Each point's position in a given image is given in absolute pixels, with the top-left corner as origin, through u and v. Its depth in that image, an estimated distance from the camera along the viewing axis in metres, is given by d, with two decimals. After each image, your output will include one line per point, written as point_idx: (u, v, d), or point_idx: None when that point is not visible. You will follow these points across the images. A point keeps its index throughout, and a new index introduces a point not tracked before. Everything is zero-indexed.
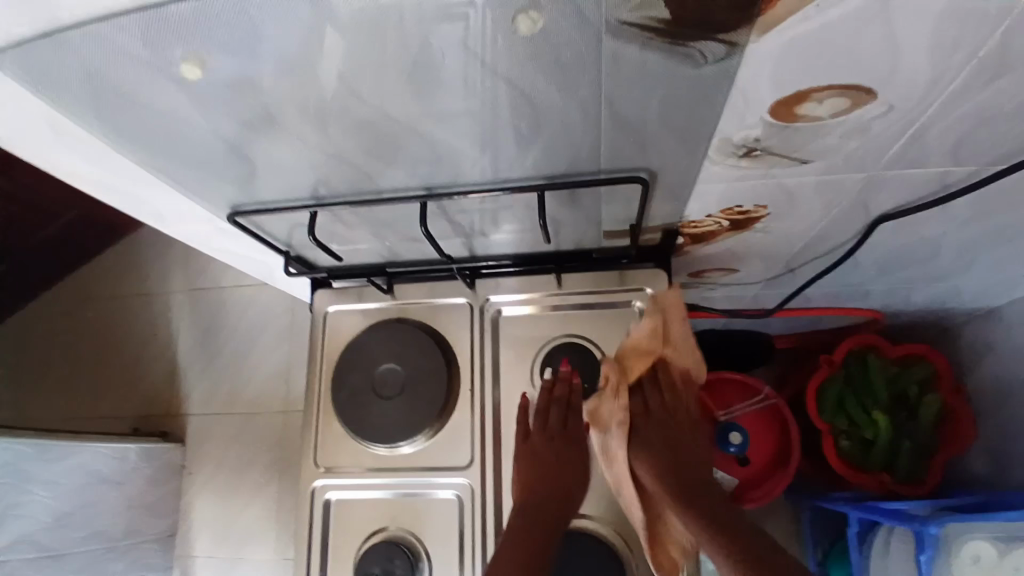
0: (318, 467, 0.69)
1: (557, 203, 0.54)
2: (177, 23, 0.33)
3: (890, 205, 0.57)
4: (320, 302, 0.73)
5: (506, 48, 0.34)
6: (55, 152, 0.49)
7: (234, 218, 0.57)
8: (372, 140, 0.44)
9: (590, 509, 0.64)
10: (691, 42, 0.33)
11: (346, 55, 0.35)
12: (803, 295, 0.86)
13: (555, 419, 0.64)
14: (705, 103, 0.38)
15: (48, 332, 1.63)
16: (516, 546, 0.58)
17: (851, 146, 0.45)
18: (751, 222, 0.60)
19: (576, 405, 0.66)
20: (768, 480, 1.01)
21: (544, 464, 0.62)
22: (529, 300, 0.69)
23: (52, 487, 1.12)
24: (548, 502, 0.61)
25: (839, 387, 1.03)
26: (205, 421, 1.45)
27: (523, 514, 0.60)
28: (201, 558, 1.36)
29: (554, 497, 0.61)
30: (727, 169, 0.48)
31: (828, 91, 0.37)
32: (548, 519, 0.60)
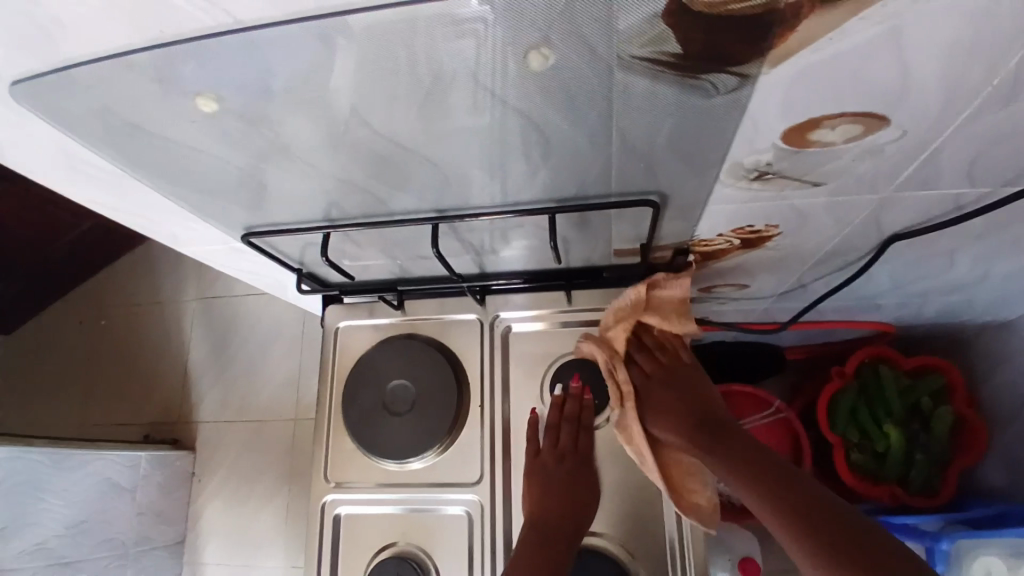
0: (329, 483, 0.69)
1: (567, 223, 0.55)
2: (190, 60, 0.33)
3: (903, 224, 0.56)
4: (331, 318, 0.74)
5: (515, 81, 0.35)
6: (74, 178, 0.50)
7: (247, 239, 0.57)
8: (384, 166, 0.45)
9: (601, 526, 0.63)
10: (704, 75, 0.33)
11: (356, 87, 0.36)
12: (814, 308, 0.86)
13: (565, 436, 0.64)
14: (715, 131, 0.38)
15: (62, 340, 1.65)
16: (527, 562, 0.58)
17: (863, 169, 0.44)
18: (762, 240, 0.60)
19: (587, 422, 0.66)
20: None
21: (553, 483, 0.62)
22: (540, 316, 0.69)
23: (66, 495, 1.13)
24: (559, 522, 0.60)
25: (852, 398, 1.01)
26: (216, 429, 1.46)
27: (534, 534, 0.60)
28: (211, 566, 1.37)
29: (566, 516, 0.61)
30: (738, 191, 0.47)
31: (840, 118, 0.37)
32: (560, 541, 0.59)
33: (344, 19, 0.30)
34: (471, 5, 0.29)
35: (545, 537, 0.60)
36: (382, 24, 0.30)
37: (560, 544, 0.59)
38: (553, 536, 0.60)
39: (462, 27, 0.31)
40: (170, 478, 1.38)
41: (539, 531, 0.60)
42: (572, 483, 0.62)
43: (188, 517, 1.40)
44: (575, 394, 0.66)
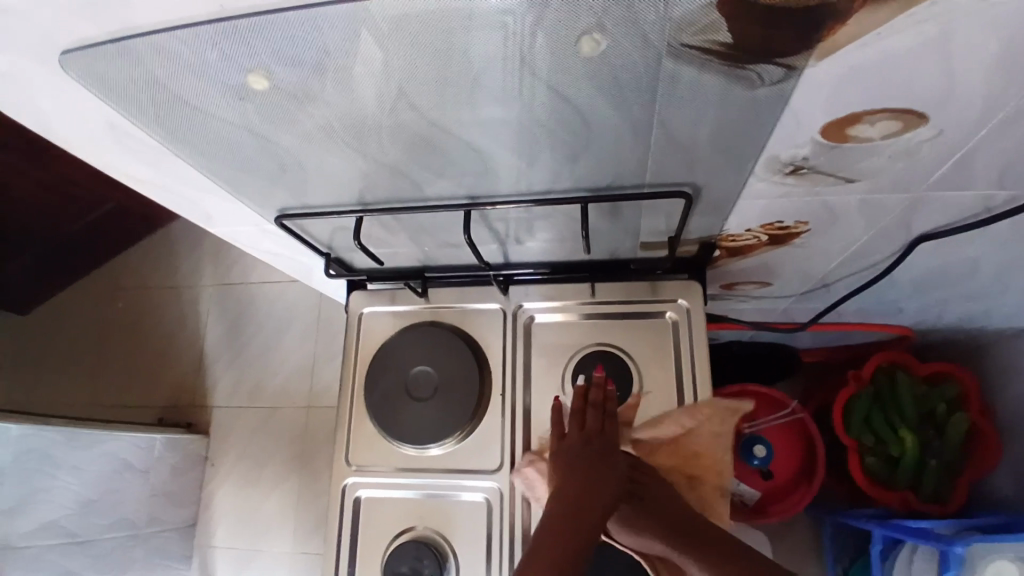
0: (349, 465, 0.70)
1: (598, 213, 0.55)
2: (245, 36, 0.34)
3: (931, 226, 0.56)
4: (355, 303, 0.75)
5: (565, 66, 0.35)
6: (115, 153, 0.51)
7: (280, 220, 0.58)
8: (423, 150, 0.45)
9: None
10: (750, 65, 0.33)
11: (404, 67, 0.36)
12: (835, 310, 0.86)
13: (591, 421, 0.60)
14: (757, 124, 0.39)
15: (79, 321, 1.67)
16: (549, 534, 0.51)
17: (898, 169, 0.45)
18: (789, 238, 0.60)
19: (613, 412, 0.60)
20: (796, 492, 1.01)
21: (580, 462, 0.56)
22: (564, 307, 0.70)
23: (80, 474, 1.14)
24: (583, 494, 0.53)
25: (866, 402, 1.02)
26: (229, 414, 1.47)
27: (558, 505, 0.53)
28: (220, 549, 1.38)
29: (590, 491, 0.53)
30: (772, 186, 0.48)
31: (880, 115, 0.37)
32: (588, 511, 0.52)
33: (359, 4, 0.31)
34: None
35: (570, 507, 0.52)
36: (414, 6, 0.31)
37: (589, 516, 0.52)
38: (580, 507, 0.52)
39: (485, 12, 0.31)
40: (183, 460, 1.39)
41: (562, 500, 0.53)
42: (598, 460, 0.56)
43: (200, 499, 1.42)
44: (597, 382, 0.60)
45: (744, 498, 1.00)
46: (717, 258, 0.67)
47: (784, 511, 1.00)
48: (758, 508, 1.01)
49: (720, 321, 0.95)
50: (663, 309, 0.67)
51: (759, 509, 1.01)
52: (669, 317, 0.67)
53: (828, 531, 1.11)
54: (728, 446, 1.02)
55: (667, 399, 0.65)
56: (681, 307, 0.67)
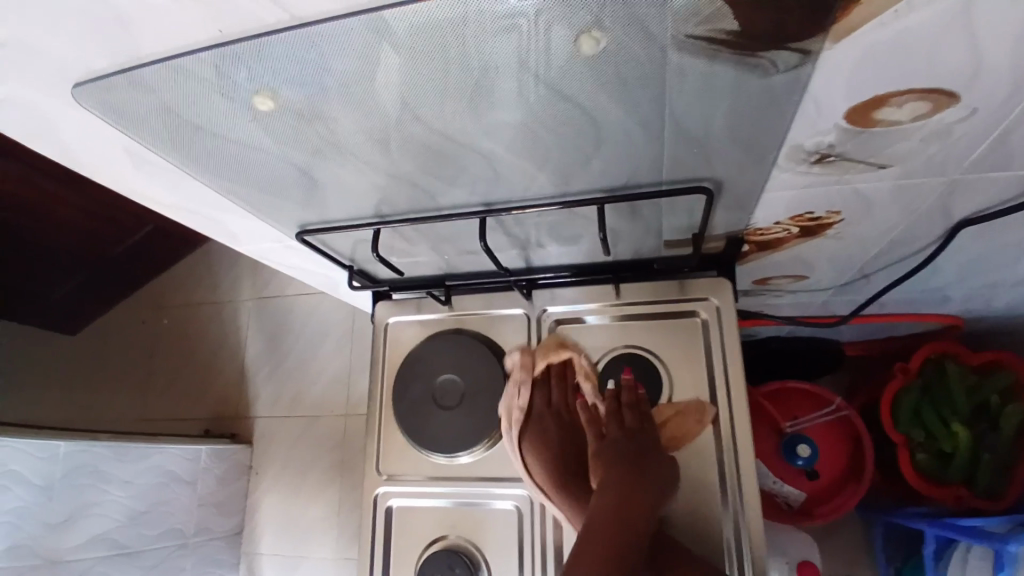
0: (380, 475, 0.70)
1: (617, 213, 0.53)
2: (247, 58, 0.34)
3: (973, 209, 0.53)
4: (381, 314, 0.75)
5: (568, 65, 0.34)
6: (137, 178, 0.52)
7: (302, 236, 0.59)
8: (433, 159, 0.45)
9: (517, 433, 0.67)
10: (762, 52, 0.32)
11: (404, 78, 0.36)
12: (877, 302, 0.82)
13: (628, 420, 0.62)
14: (775, 113, 0.37)
15: (128, 339, 1.74)
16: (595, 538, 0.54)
17: (932, 150, 0.42)
18: (822, 229, 0.57)
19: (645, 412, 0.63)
20: (841, 492, 0.97)
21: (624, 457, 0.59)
22: (592, 310, 0.68)
23: (128, 487, 1.18)
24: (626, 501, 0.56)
25: (915, 396, 0.97)
26: (271, 424, 1.51)
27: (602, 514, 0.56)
28: (266, 556, 1.42)
29: (633, 499, 0.56)
30: (797, 176, 0.46)
31: (906, 96, 0.35)
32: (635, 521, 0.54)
33: (376, 16, 0.31)
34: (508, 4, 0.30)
35: (615, 513, 0.55)
36: (413, 17, 0.31)
37: (635, 519, 0.55)
38: (628, 513, 0.55)
39: (498, 19, 0.31)
40: (229, 470, 1.43)
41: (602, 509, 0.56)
42: (636, 457, 0.59)
43: (246, 508, 1.46)
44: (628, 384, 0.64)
45: (788, 500, 0.97)
46: (745, 252, 0.64)
47: (830, 513, 0.96)
48: (802, 509, 0.97)
49: (755, 317, 0.91)
50: (691, 308, 0.65)
51: (804, 511, 0.97)
52: (698, 316, 0.65)
53: (880, 532, 1.07)
54: (769, 445, 0.99)
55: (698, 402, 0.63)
56: (710, 305, 0.64)
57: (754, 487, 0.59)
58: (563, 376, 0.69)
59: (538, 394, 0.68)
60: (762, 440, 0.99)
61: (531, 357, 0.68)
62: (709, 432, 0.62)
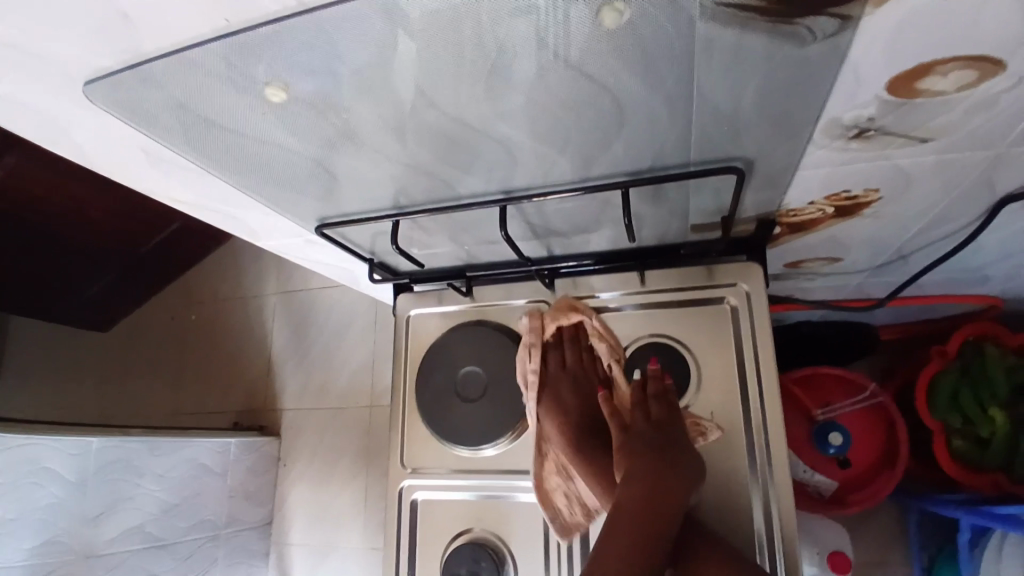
0: (405, 468, 0.70)
1: (640, 197, 0.51)
2: (255, 48, 0.33)
3: (1023, 183, 0.50)
4: (402, 306, 0.74)
5: (590, 41, 0.32)
6: (156, 176, 0.52)
7: (321, 230, 0.58)
8: (449, 147, 0.43)
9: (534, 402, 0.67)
10: (799, 19, 0.29)
11: (417, 63, 0.34)
12: (915, 283, 0.78)
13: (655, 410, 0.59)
14: (812, 84, 0.35)
15: (157, 335, 1.77)
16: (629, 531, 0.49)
17: (982, 120, 0.39)
18: (858, 208, 0.55)
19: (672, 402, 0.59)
20: (877, 479, 0.94)
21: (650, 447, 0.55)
22: (616, 299, 0.67)
23: (160, 481, 1.20)
24: (657, 488, 0.52)
25: (953, 379, 0.93)
26: (298, 416, 1.53)
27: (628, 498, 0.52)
28: (296, 546, 1.44)
29: (664, 486, 0.52)
30: (833, 152, 0.43)
31: (952, 64, 0.32)
32: (664, 509, 0.51)
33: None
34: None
35: (646, 497, 0.52)
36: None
37: (665, 509, 0.51)
38: (657, 500, 0.51)
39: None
40: (258, 462, 1.45)
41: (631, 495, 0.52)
42: (667, 447, 0.55)
43: (276, 498, 1.48)
44: (654, 375, 0.61)
45: (820, 487, 0.94)
46: (776, 235, 0.62)
47: (864, 500, 0.93)
48: (836, 497, 0.95)
49: (787, 301, 0.89)
50: (719, 294, 0.63)
51: (837, 499, 0.94)
52: (727, 302, 0.63)
53: (917, 519, 1.04)
54: (800, 433, 0.96)
55: (727, 392, 0.61)
56: (740, 290, 0.62)
57: (788, 484, 0.56)
58: (576, 340, 0.69)
59: (551, 356, 0.68)
60: (793, 428, 0.97)
61: (540, 321, 0.67)
62: (740, 425, 0.59)
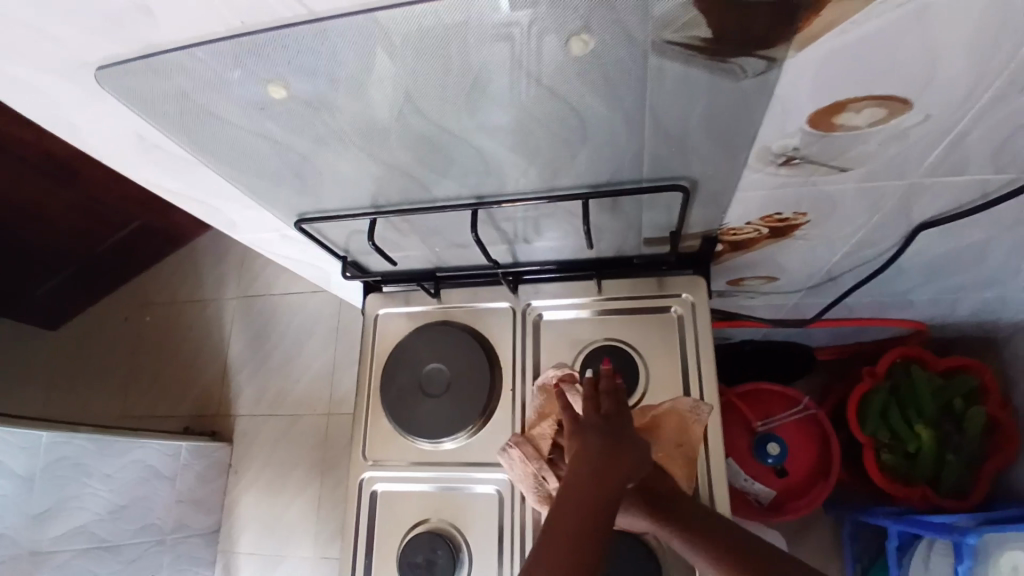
0: (366, 461, 0.72)
1: (599, 208, 0.57)
2: (263, 48, 0.37)
3: (931, 213, 0.57)
4: (371, 305, 0.77)
5: (559, 66, 0.37)
6: (143, 163, 0.54)
7: (299, 224, 0.61)
8: (430, 151, 0.48)
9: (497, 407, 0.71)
10: (731, 58, 0.35)
11: (407, 72, 0.39)
12: (845, 303, 0.86)
13: (607, 403, 0.60)
14: (745, 114, 0.41)
15: (109, 335, 1.73)
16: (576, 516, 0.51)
17: (891, 153, 0.46)
18: (790, 230, 0.61)
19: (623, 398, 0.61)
20: (812, 489, 1.00)
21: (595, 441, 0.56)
22: (575, 305, 0.72)
23: (109, 481, 1.17)
24: (604, 478, 0.54)
25: (883, 397, 1.01)
26: (253, 422, 1.51)
27: (577, 483, 0.54)
28: (243, 554, 1.41)
29: (610, 479, 0.54)
30: (767, 176, 0.49)
31: (865, 101, 0.39)
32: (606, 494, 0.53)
33: (376, 15, 0.34)
34: (509, 9, 0.33)
35: (593, 481, 0.53)
36: (418, 19, 0.34)
37: (603, 495, 0.53)
38: (602, 488, 0.53)
39: (497, 24, 0.34)
40: (209, 468, 1.43)
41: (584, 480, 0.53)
42: (615, 440, 0.57)
43: (224, 506, 1.45)
44: (606, 372, 0.61)
45: (760, 496, 1.00)
46: (720, 251, 0.68)
47: (800, 509, 0.99)
48: (774, 506, 1.01)
49: (731, 317, 0.96)
50: (667, 303, 0.69)
51: (775, 508, 1.00)
52: (673, 311, 0.69)
53: (848, 531, 1.10)
54: (742, 444, 1.02)
55: (673, 394, 0.66)
56: (685, 300, 0.68)
57: (726, 494, 0.62)
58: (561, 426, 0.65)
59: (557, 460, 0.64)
60: (735, 439, 1.03)
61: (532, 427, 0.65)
62: None
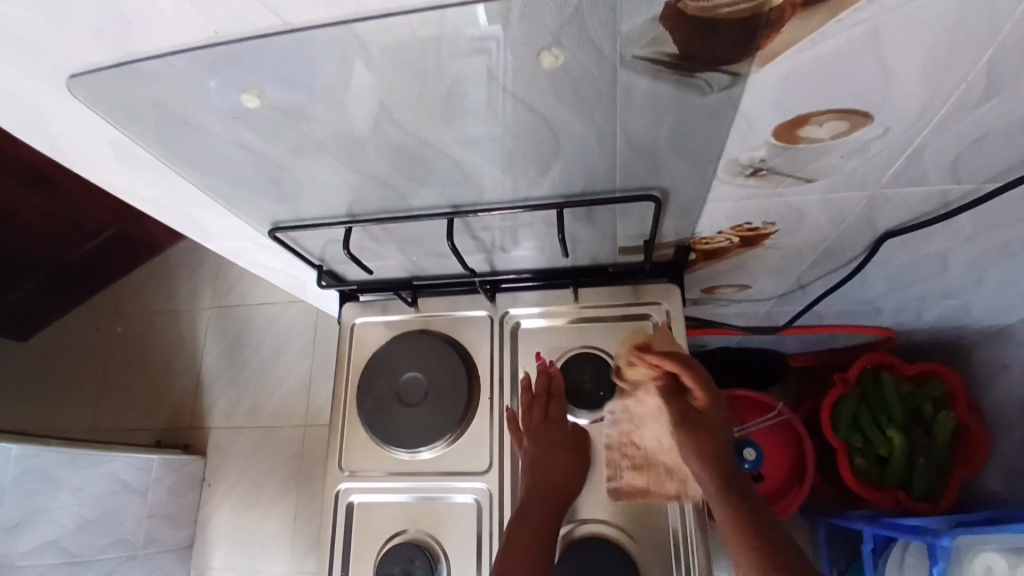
0: (342, 472, 0.72)
1: (574, 218, 0.58)
2: (237, 58, 0.37)
3: (896, 222, 0.59)
4: (348, 315, 0.77)
5: (531, 79, 0.38)
6: (113, 170, 0.54)
7: (274, 233, 0.61)
8: (406, 162, 0.48)
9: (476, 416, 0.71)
10: (697, 73, 0.36)
11: (382, 82, 0.39)
12: (815, 311, 0.88)
13: (537, 412, 0.67)
14: (712, 128, 0.42)
15: (79, 345, 1.69)
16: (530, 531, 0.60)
17: (852, 166, 0.47)
18: (760, 239, 0.63)
19: (557, 392, 0.68)
20: (788, 493, 1.03)
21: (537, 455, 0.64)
22: (553, 313, 0.72)
23: (79, 494, 1.14)
24: (557, 484, 0.63)
25: (853, 405, 1.03)
26: (227, 433, 1.49)
27: (535, 491, 0.63)
28: (217, 569, 1.38)
29: (561, 482, 0.63)
30: (735, 187, 0.51)
31: (826, 115, 0.40)
32: (554, 494, 0.63)
33: (351, 27, 0.34)
34: (484, 25, 0.34)
35: (544, 483, 0.63)
36: (394, 32, 0.35)
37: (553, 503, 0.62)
38: (552, 488, 0.63)
39: (473, 40, 0.35)
40: (181, 481, 1.40)
41: (538, 484, 0.63)
42: (561, 444, 0.65)
43: (197, 521, 1.42)
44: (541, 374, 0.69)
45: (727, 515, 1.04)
46: (693, 260, 0.69)
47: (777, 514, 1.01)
48: None
49: (706, 325, 0.97)
50: (643, 311, 0.70)
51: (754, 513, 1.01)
52: (649, 319, 0.70)
53: (823, 534, 1.12)
54: None
55: None
56: (660, 308, 0.69)
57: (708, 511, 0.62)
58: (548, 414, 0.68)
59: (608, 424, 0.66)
60: None
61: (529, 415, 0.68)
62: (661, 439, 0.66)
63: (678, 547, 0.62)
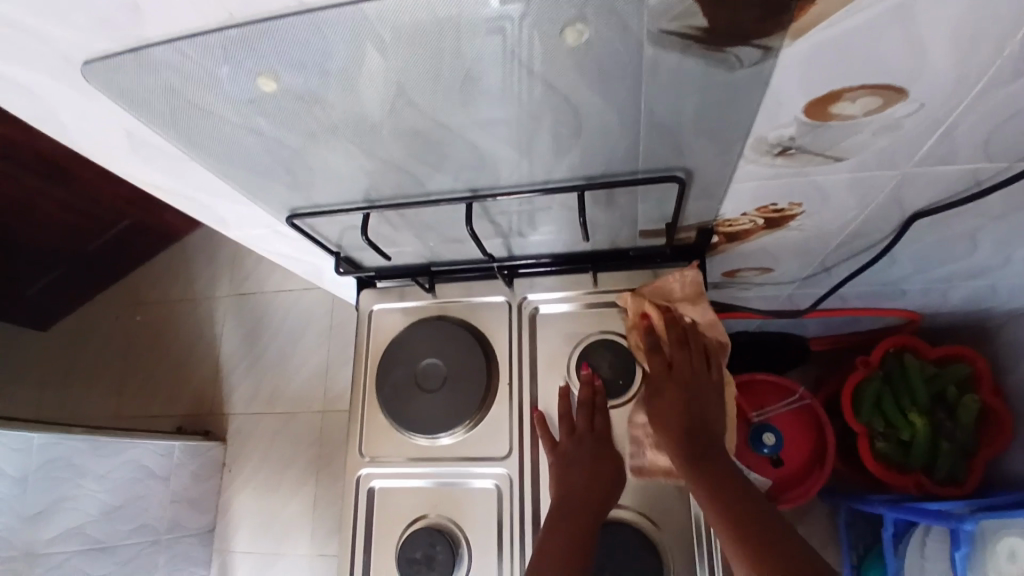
0: (363, 457, 0.72)
1: (594, 202, 0.56)
2: (253, 43, 0.36)
3: (924, 202, 0.57)
4: (365, 301, 0.77)
5: (552, 56, 0.37)
6: (130, 160, 0.54)
7: (291, 220, 0.60)
8: (423, 144, 0.47)
9: (497, 402, 0.70)
10: (727, 48, 0.35)
11: (397, 63, 0.38)
12: (838, 294, 0.87)
13: (581, 418, 0.64)
14: (739, 105, 0.40)
15: (100, 334, 1.72)
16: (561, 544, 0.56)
17: (883, 144, 0.46)
18: (785, 220, 0.62)
19: (600, 405, 0.65)
20: (808, 478, 1.01)
21: (576, 464, 0.61)
22: (569, 298, 0.72)
23: (103, 481, 1.17)
24: (586, 498, 0.59)
25: (877, 386, 1.01)
26: (247, 419, 1.51)
27: (566, 505, 0.59)
28: (240, 553, 1.41)
29: (591, 497, 0.60)
30: (761, 167, 0.49)
31: (860, 91, 0.39)
32: (589, 508, 0.59)
33: (358, 9, 0.33)
34: (494, 5, 0.33)
35: (580, 496, 0.60)
36: (408, 12, 0.34)
37: (587, 514, 0.58)
38: (587, 504, 0.59)
39: (486, 20, 0.34)
40: (202, 467, 1.42)
41: (571, 493, 0.60)
42: (602, 457, 0.62)
43: (220, 505, 1.45)
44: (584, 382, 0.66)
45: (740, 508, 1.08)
46: (715, 243, 0.68)
47: (794, 498, 1.00)
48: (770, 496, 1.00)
49: (727, 309, 0.96)
50: None
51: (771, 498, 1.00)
52: None
53: (843, 518, 1.11)
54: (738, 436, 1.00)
55: None
56: None
57: None
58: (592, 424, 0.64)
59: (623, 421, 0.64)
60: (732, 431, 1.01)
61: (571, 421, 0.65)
62: None
63: (702, 534, 0.62)
